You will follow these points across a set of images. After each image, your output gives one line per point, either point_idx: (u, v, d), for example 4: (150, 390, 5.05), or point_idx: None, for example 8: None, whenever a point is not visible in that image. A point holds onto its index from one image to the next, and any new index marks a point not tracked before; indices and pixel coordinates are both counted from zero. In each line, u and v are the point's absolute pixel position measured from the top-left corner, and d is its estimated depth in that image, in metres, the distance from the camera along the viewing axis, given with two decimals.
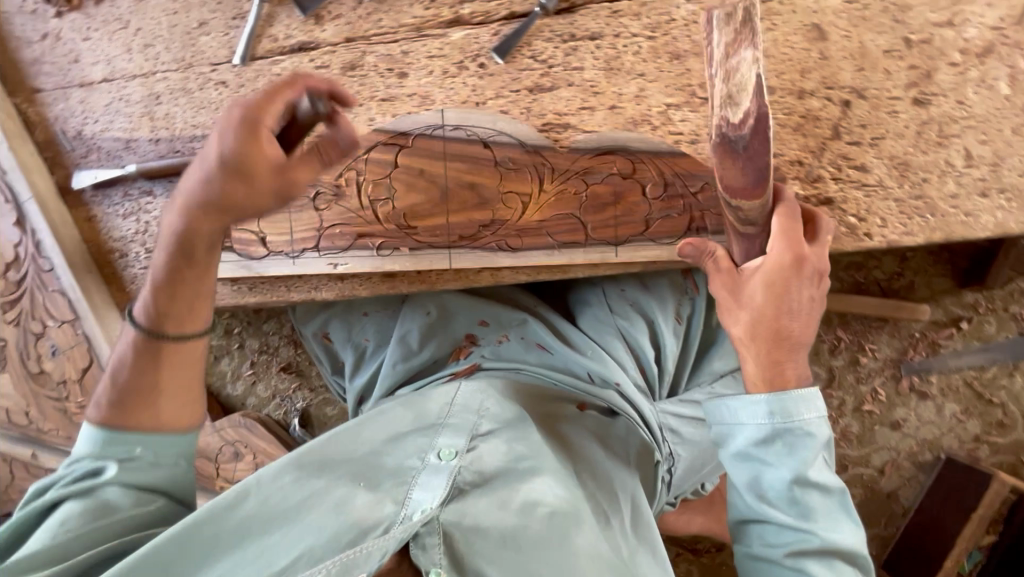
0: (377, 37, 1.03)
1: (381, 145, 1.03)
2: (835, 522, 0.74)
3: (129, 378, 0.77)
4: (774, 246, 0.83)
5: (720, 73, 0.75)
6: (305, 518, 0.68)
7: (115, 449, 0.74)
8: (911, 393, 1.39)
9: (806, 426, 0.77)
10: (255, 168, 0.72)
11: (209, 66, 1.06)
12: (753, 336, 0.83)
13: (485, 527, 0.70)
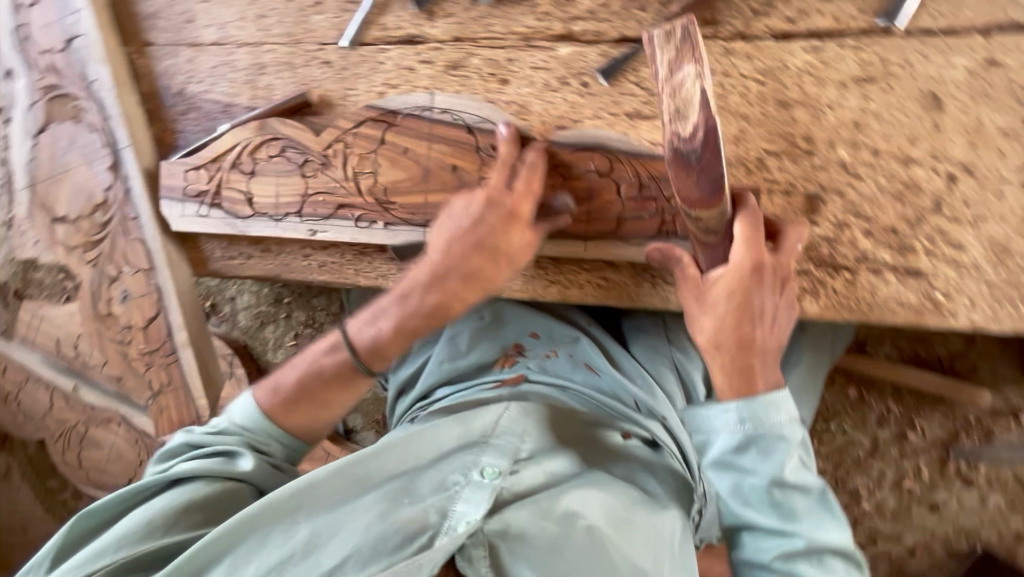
0: (484, 40, 1.02)
1: (370, 121, 1.02)
2: (820, 519, 0.76)
3: (321, 386, 0.90)
4: (738, 252, 0.83)
5: (667, 88, 0.76)
6: (352, 525, 0.74)
7: (263, 440, 0.90)
8: (956, 477, 1.29)
9: (777, 428, 0.79)
10: (511, 244, 0.90)
11: (317, 45, 1.06)
12: (718, 345, 0.83)
13: (528, 537, 0.75)
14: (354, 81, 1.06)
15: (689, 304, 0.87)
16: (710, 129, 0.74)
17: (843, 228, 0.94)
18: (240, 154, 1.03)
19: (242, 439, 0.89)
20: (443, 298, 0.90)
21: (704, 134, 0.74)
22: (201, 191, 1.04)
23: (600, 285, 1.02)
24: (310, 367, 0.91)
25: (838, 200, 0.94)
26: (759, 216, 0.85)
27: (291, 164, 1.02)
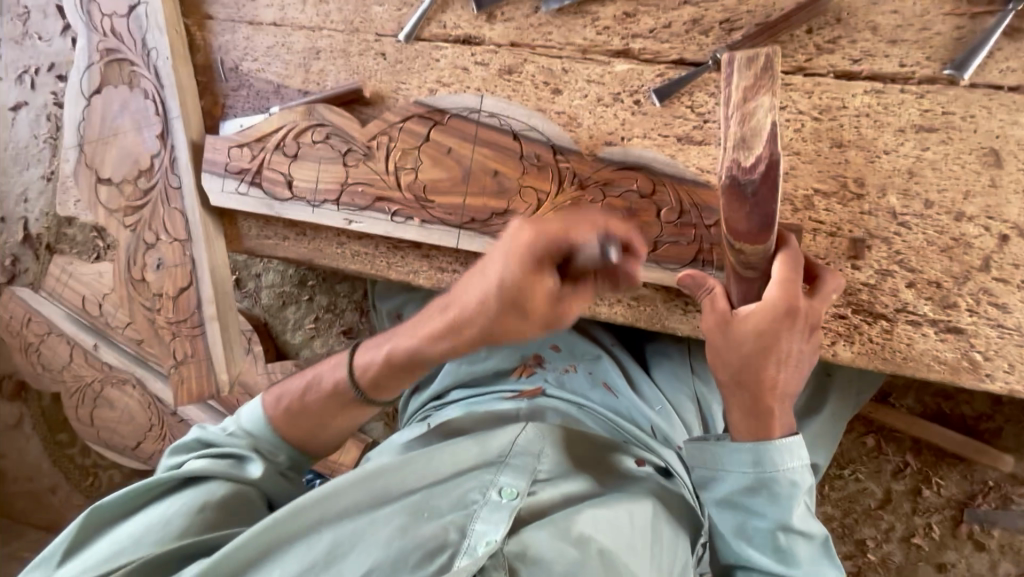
0: (541, 48, 1.01)
1: (417, 117, 1.02)
2: (818, 563, 0.82)
3: (323, 403, 0.92)
4: (771, 289, 0.81)
5: (737, 114, 0.78)
6: (374, 535, 0.77)
7: (271, 447, 0.92)
8: (968, 540, 1.26)
9: (789, 475, 0.81)
10: (532, 302, 0.75)
11: (373, 36, 1.07)
12: (737, 383, 0.81)
13: (547, 562, 0.78)
14: (407, 75, 1.05)
15: (712, 337, 0.83)
16: (769, 161, 0.76)
17: (886, 276, 0.92)
18: (285, 137, 1.04)
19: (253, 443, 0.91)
20: (463, 318, 0.81)
21: (764, 166, 0.76)
22: (242, 169, 1.05)
23: (630, 305, 1.01)
24: (312, 382, 0.93)
25: (883, 247, 0.93)
26: (797, 256, 0.84)
27: (334, 151, 1.02)
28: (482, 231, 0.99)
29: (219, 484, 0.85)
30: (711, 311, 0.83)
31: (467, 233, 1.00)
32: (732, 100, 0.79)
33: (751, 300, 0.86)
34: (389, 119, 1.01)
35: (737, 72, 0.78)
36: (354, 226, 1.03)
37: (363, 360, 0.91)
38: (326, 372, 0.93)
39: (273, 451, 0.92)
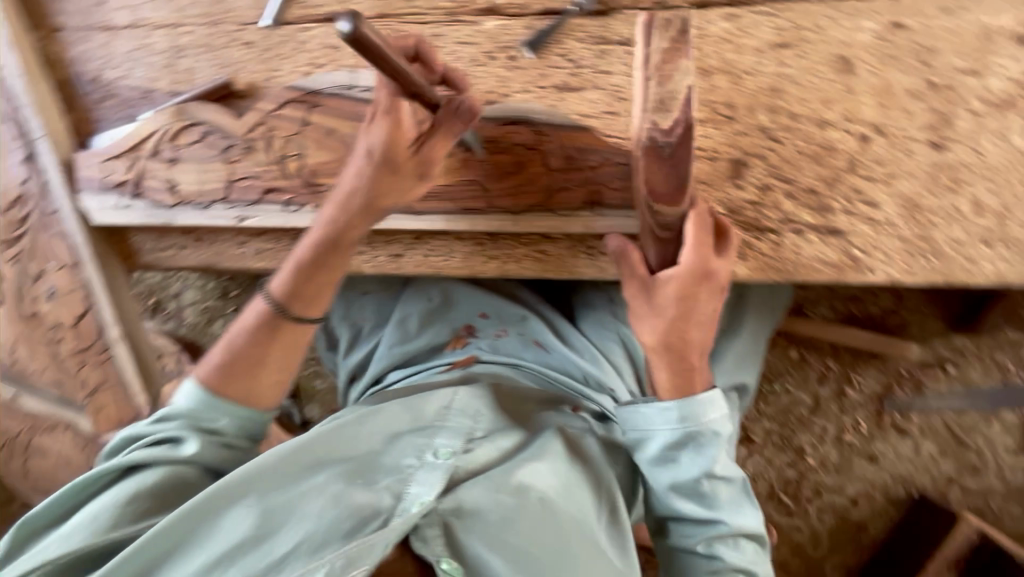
0: (409, 17, 1.01)
1: (293, 102, 0.99)
2: (737, 504, 0.87)
3: (250, 347, 0.88)
4: (686, 254, 0.84)
5: (655, 76, 0.80)
6: (304, 509, 0.72)
7: (209, 418, 0.86)
8: (892, 428, 1.36)
9: (711, 427, 0.86)
10: (399, 159, 0.84)
11: (237, 26, 1.04)
12: (664, 344, 0.87)
13: (484, 513, 0.76)
14: (277, 61, 1.03)
15: (635, 303, 0.89)
16: (683, 126, 0.79)
17: (766, 190, 0.97)
18: (160, 141, 1.00)
19: (188, 421, 0.86)
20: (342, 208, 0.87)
21: (681, 130, 0.79)
22: (120, 182, 1.01)
23: (537, 258, 1.03)
24: (233, 335, 0.89)
25: (760, 163, 0.97)
26: (706, 221, 0.86)
27: (214, 149, 1.00)
28: None
29: (157, 468, 0.81)
30: (633, 273, 0.90)
31: None
32: (652, 68, 0.80)
33: (666, 262, 0.88)
34: (264, 108, 0.99)
35: (654, 40, 0.81)
36: (246, 223, 1.01)
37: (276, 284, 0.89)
38: (247, 316, 0.90)
39: (210, 424, 0.86)
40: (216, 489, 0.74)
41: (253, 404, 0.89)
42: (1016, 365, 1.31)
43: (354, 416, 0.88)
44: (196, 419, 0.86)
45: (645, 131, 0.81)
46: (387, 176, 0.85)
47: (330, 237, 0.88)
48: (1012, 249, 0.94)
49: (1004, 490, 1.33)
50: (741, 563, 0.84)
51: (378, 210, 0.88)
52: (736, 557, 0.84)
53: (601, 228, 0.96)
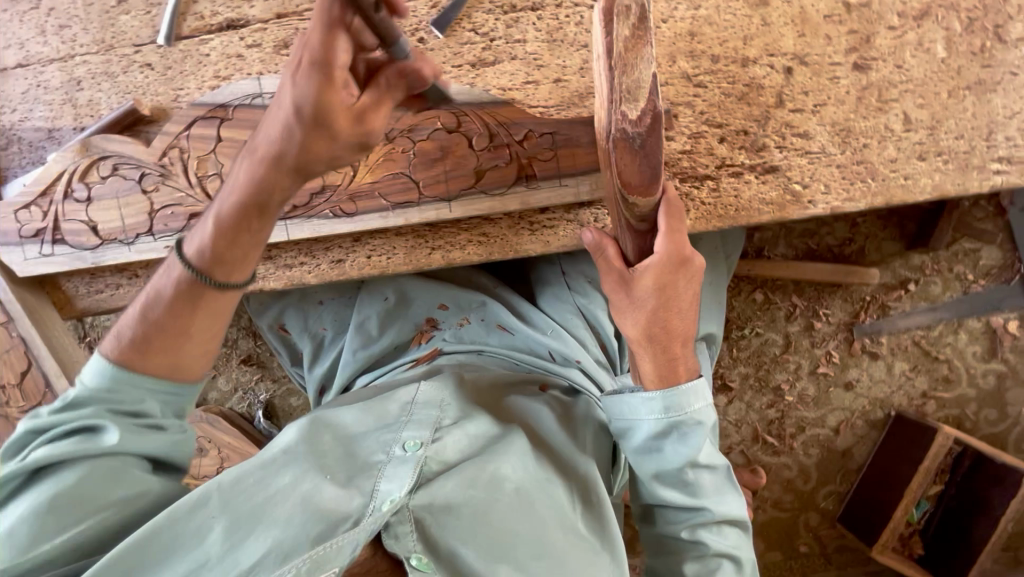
0: (309, 12, 0.97)
1: (202, 120, 0.95)
2: (722, 492, 0.77)
3: (167, 314, 0.71)
4: (662, 244, 0.73)
5: (616, 66, 0.58)
6: (271, 515, 0.67)
7: (129, 398, 0.70)
8: (864, 354, 1.37)
9: (696, 416, 0.75)
10: (335, 116, 0.70)
11: (132, 48, 0.99)
12: (648, 337, 0.76)
13: (456, 507, 0.72)
14: (181, 79, 0.98)
15: (614, 298, 0.78)
16: (653, 112, 0.58)
17: (699, 138, 0.95)
18: (70, 182, 0.96)
19: (99, 405, 0.69)
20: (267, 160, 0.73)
21: (649, 119, 0.58)
22: (38, 230, 0.97)
23: (481, 242, 1.00)
24: (147, 301, 0.73)
25: (689, 111, 0.95)
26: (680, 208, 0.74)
27: (128, 181, 0.96)
28: (308, 215, 0.97)
29: (72, 469, 0.66)
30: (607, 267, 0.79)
31: (295, 222, 0.98)
32: (615, 52, 0.57)
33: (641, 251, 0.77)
34: (172, 131, 0.95)
35: (616, 25, 0.57)
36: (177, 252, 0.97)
37: (192, 248, 0.73)
38: (162, 280, 0.74)
39: (130, 404, 0.69)
40: (176, 509, 0.67)
41: (181, 379, 0.73)
42: (974, 274, 1.32)
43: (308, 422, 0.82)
44: (110, 401, 0.69)
45: (612, 121, 0.60)
46: (315, 136, 0.71)
47: (252, 200, 0.73)
48: (946, 160, 0.94)
49: (977, 396, 1.36)
50: (727, 555, 0.75)
51: (305, 175, 0.74)
52: (722, 549, 0.75)
53: (537, 202, 0.94)
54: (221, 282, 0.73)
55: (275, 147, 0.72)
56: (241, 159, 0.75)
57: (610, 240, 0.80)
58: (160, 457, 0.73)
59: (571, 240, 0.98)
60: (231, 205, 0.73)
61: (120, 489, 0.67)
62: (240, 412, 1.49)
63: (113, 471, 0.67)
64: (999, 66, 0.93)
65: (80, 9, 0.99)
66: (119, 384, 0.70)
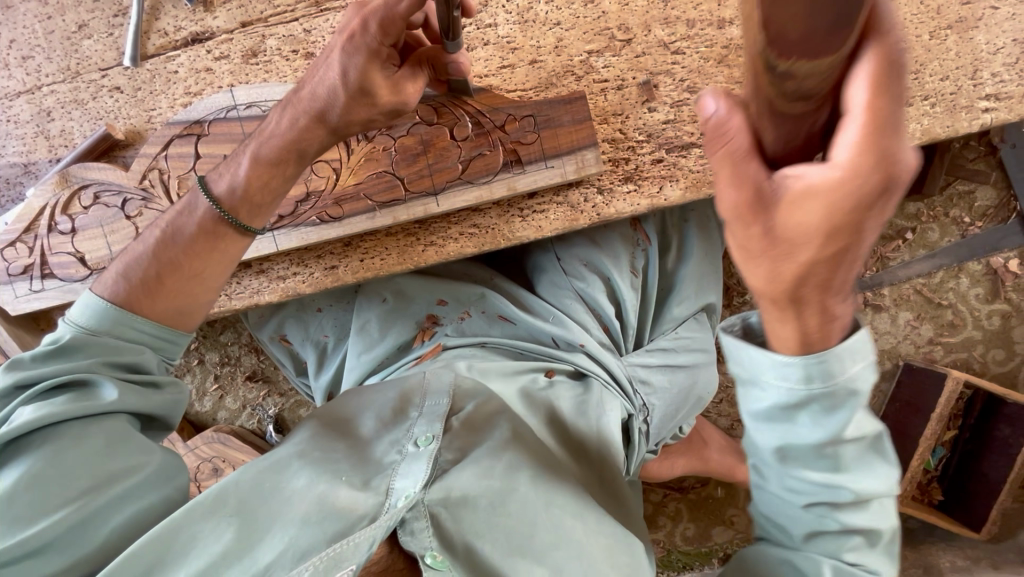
0: (274, 17, 0.95)
1: (178, 138, 0.93)
2: (868, 463, 0.54)
3: (183, 255, 0.78)
4: (844, 153, 0.42)
5: None
6: (289, 515, 0.67)
7: (128, 350, 0.74)
8: (867, 307, 1.37)
9: (849, 383, 0.50)
10: (376, 88, 0.76)
11: (99, 72, 0.97)
12: (793, 297, 0.47)
13: (473, 500, 0.72)
14: (152, 99, 0.97)
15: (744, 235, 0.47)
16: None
17: (682, 106, 0.94)
18: (53, 215, 0.95)
19: (95, 359, 0.71)
20: (304, 123, 0.80)
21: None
22: (26, 266, 0.96)
23: (473, 234, 0.98)
24: (164, 240, 0.79)
25: (669, 80, 0.94)
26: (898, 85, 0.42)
27: (111, 208, 0.94)
28: (295, 224, 0.97)
29: (71, 437, 0.67)
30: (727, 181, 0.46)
31: (283, 232, 0.97)
32: None
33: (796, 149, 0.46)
34: (150, 152, 0.93)
35: None
36: None
37: (222, 185, 0.81)
38: (182, 218, 0.80)
39: (127, 357, 0.73)
40: (185, 512, 0.67)
41: (180, 326, 0.79)
42: (970, 217, 1.31)
43: (314, 429, 0.82)
44: (105, 355, 0.72)
45: None
46: (354, 103, 0.77)
47: (288, 150, 0.81)
48: (934, 103, 0.92)
49: (983, 337, 1.36)
50: (858, 532, 0.56)
51: (338, 135, 0.82)
52: (856, 527, 0.56)
53: (526, 186, 0.93)
54: (244, 224, 0.82)
55: (318, 106, 0.79)
56: (282, 109, 0.82)
57: (745, 122, 0.45)
58: (156, 415, 0.76)
59: (563, 222, 0.97)
60: (269, 152, 0.81)
61: (122, 454, 0.68)
62: (251, 428, 1.48)
63: (115, 431, 0.69)
64: (978, 2, 0.91)
65: (41, 38, 0.98)
66: (117, 337, 0.74)
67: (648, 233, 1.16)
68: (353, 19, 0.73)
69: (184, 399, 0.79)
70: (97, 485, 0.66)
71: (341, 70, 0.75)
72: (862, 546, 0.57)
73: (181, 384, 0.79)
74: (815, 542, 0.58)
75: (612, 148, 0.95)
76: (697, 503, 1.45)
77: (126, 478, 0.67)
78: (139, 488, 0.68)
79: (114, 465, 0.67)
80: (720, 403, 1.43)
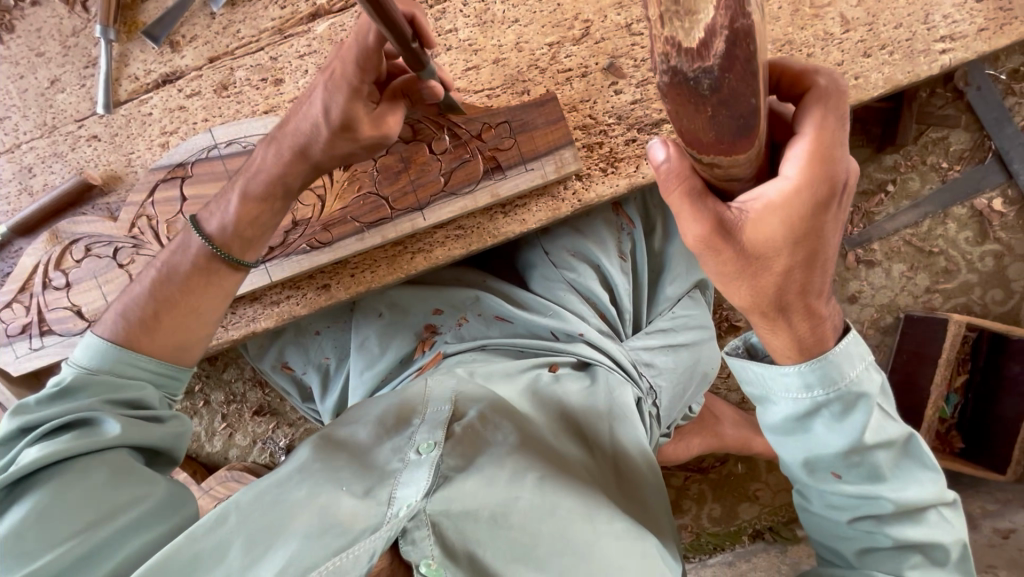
0: (240, 49, 0.97)
1: (162, 183, 0.94)
2: (910, 472, 0.65)
3: (177, 290, 0.82)
4: (793, 169, 0.51)
5: None
6: (291, 528, 0.69)
7: (131, 387, 0.78)
8: (859, 265, 1.38)
9: (920, 459, 0.66)
10: (357, 123, 0.81)
11: (75, 123, 0.99)
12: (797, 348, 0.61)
13: (473, 511, 0.72)
14: (130, 143, 0.98)
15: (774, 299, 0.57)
16: (735, 32, 0.38)
17: (647, 85, 0.95)
18: (46, 272, 0.95)
19: (98, 396, 0.75)
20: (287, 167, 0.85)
21: (725, 45, 0.38)
22: (24, 325, 0.96)
23: (459, 237, 0.99)
24: (154, 278, 0.84)
25: (631, 61, 0.95)
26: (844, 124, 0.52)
27: (103, 258, 0.94)
28: (287, 253, 0.97)
29: (81, 467, 0.71)
30: (785, 333, 0.60)
31: (275, 263, 0.98)
32: None
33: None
34: (137, 200, 0.94)
35: None
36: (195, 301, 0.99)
37: (213, 224, 0.85)
38: (176, 256, 0.85)
39: (130, 394, 0.77)
40: (184, 537, 0.69)
41: (179, 362, 0.83)
42: (948, 161, 1.32)
43: (305, 445, 0.83)
44: (107, 393, 0.76)
45: None
46: (337, 137, 0.82)
47: (274, 186, 0.85)
48: (891, 52, 0.94)
49: (979, 279, 1.36)
50: (913, 547, 0.65)
51: (321, 168, 0.87)
52: (911, 543, 0.64)
53: (508, 190, 0.94)
54: (236, 258, 0.86)
55: (301, 141, 0.84)
56: (267, 144, 0.87)
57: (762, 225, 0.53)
58: (160, 449, 0.80)
59: (547, 214, 0.97)
60: (258, 187, 0.85)
61: (129, 485, 0.72)
62: (263, 463, 1.47)
63: (120, 464, 0.74)
64: None
65: (15, 98, 1.00)
66: (115, 374, 0.78)
67: (630, 216, 1.17)
68: (334, 61, 0.80)
69: (185, 433, 0.83)
70: (104, 516, 0.69)
71: (339, 122, 0.81)
72: (923, 562, 0.65)
73: (183, 418, 0.83)
74: (870, 558, 0.67)
75: (585, 134, 0.96)
76: (719, 482, 1.43)
77: (131, 508, 0.71)
78: (144, 520, 0.71)
79: (122, 496, 0.71)
80: (728, 378, 1.42)
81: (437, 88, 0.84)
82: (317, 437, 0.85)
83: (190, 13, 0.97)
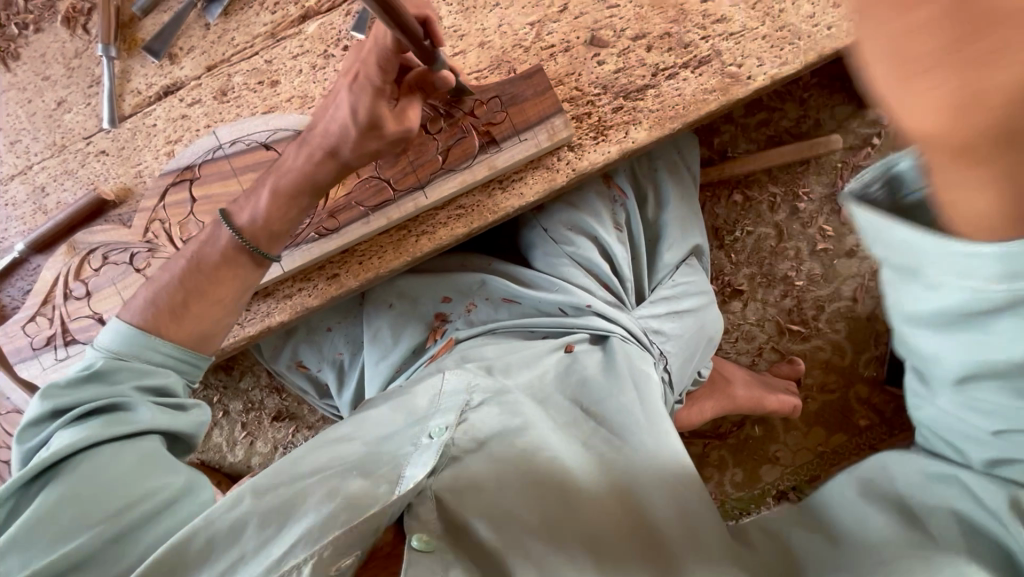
0: (236, 56, 1.01)
1: (172, 188, 0.98)
2: None
3: (202, 279, 0.87)
4: None
5: None
6: (306, 506, 0.71)
7: (159, 373, 0.82)
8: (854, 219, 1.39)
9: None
10: (384, 121, 0.84)
11: (83, 141, 1.03)
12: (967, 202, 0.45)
13: (479, 485, 0.76)
14: (137, 155, 1.02)
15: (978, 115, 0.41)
16: None
17: (629, 53, 0.98)
18: (67, 282, 0.99)
19: (128, 383, 0.79)
20: (316, 171, 0.88)
21: None
22: (49, 337, 0.99)
23: (461, 216, 1.01)
24: (179, 268, 0.88)
25: (612, 31, 0.99)
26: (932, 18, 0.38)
27: (120, 265, 0.98)
28: (296, 244, 1.01)
29: (106, 453, 0.73)
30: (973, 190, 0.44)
31: (285, 254, 1.01)
32: None
33: None
34: (149, 205, 0.98)
35: None
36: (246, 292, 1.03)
37: (244, 216, 0.89)
38: (204, 246, 0.89)
39: (156, 381, 0.81)
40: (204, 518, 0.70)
41: (202, 350, 0.88)
42: None
43: (313, 440, 0.85)
44: (136, 380, 0.80)
45: None
46: (367, 137, 0.85)
47: (304, 184, 0.88)
48: None
49: None
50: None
51: (349, 168, 0.89)
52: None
53: (504, 162, 0.97)
54: (263, 251, 0.90)
55: (331, 142, 0.87)
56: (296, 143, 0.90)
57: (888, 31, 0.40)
58: (183, 436, 0.83)
59: (543, 186, 1.00)
60: (287, 185, 0.88)
61: (153, 474, 0.74)
62: None
63: (149, 450, 0.76)
64: None
65: (25, 121, 1.04)
66: (144, 361, 0.82)
67: (622, 186, 1.18)
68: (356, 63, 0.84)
69: (204, 424, 0.86)
70: (127, 503, 0.70)
71: (366, 120, 0.83)
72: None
73: (203, 408, 0.87)
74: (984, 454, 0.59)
75: (573, 105, 0.99)
76: (737, 446, 1.44)
77: (148, 499, 0.71)
78: (168, 506, 0.72)
79: (145, 485, 0.72)
80: (736, 342, 1.44)
81: (448, 76, 0.83)
82: (339, 425, 0.88)
83: (186, 26, 1.01)
